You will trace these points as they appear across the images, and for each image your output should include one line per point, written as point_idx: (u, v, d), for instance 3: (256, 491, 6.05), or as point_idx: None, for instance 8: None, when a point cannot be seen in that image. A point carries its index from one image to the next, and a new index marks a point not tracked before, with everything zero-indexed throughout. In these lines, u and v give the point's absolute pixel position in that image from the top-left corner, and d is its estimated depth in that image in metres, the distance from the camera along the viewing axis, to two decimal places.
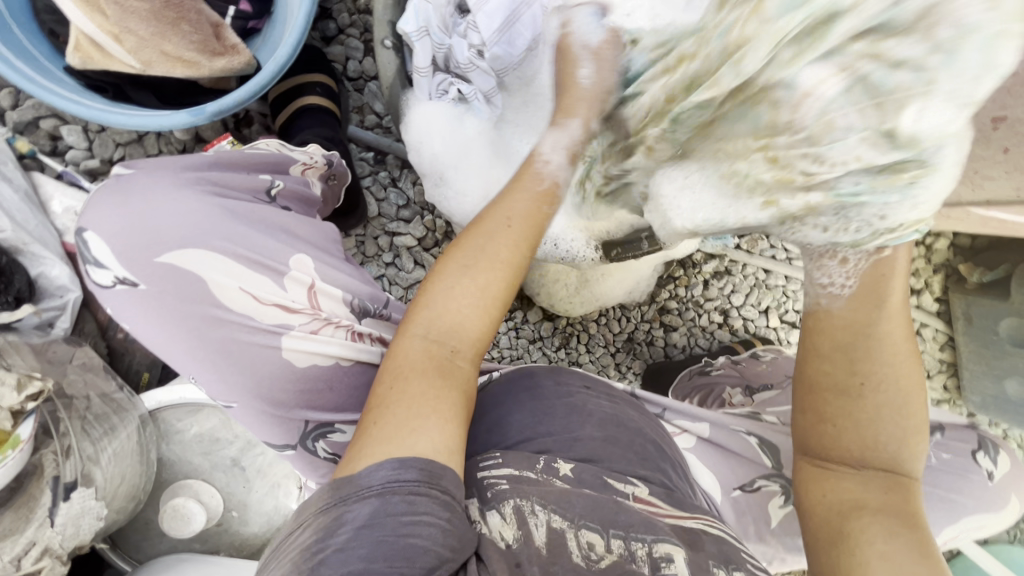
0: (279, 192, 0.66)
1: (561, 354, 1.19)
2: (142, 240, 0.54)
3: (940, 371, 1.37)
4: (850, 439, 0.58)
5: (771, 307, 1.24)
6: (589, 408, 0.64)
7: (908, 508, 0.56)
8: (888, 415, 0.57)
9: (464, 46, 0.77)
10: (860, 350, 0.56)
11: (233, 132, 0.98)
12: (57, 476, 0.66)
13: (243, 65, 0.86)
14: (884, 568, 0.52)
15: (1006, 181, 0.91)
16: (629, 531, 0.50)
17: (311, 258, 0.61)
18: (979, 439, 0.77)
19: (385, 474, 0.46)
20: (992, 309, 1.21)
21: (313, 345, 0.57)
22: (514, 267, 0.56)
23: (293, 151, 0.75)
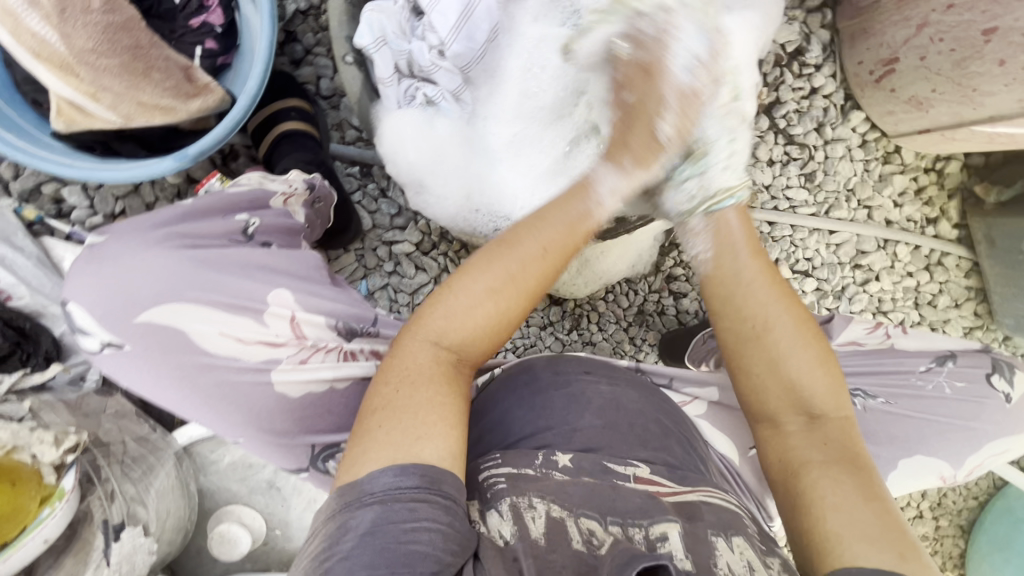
0: (255, 229, 0.69)
1: (574, 337, 1.19)
2: (120, 303, 0.57)
3: (967, 299, 1.32)
4: (775, 392, 0.65)
5: (780, 259, 1.22)
6: (587, 396, 0.70)
7: (847, 452, 0.62)
8: (790, 357, 0.65)
9: (425, 48, 0.77)
10: (747, 312, 0.67)
11: (221, 168, 1.01)
12: (105, 519, 0.71)
13: (217, 102, 0.89)
14: (838, 516, 0.57)
15: (1005, 95, 0.87)
16: (626, 517, 0.55)
17: (291, 291, 0.64)
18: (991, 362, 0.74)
19: (387, 481, 0.51)
20: (1015, 229, 1.16)
21: (305, 375, 0.63)
22: (535, 292, 0.64)
23: (272, 183, 0.79)
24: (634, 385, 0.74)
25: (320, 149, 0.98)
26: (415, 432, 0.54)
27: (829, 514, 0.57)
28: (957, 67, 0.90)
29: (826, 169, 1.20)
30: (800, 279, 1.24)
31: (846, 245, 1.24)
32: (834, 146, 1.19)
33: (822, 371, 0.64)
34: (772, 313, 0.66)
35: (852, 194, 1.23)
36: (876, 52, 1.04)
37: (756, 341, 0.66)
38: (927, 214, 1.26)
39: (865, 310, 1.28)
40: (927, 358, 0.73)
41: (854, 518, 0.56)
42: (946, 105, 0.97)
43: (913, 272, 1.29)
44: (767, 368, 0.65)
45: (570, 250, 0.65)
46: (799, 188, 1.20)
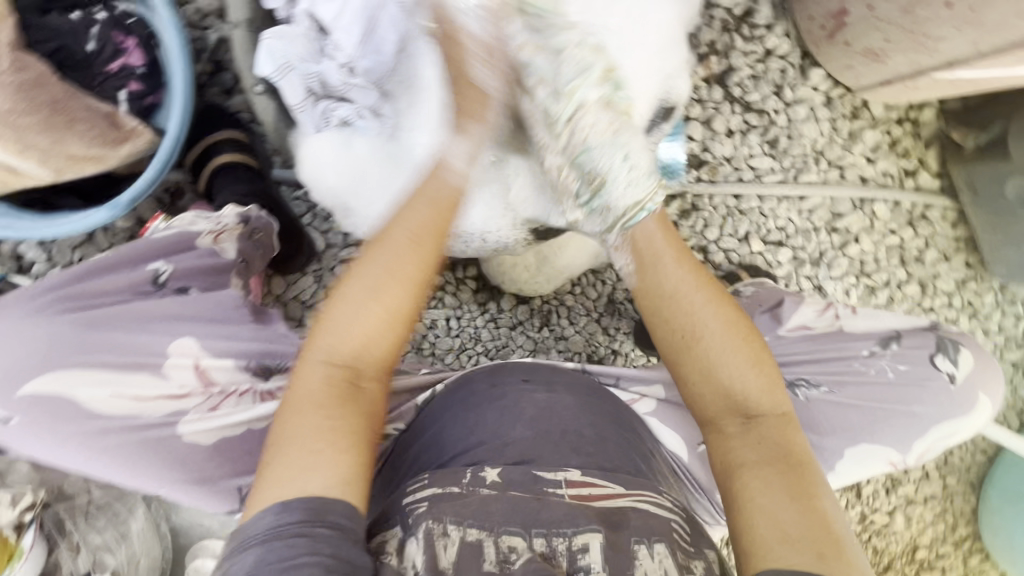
0: (168, 277, 0.73)
1: (545, 333, 1.18)
2: (8, 377, 0.63)
3: (956, 250, 1.26)
4: (710, 394, 0.65)
5: (750, 232, 1.18)
6: (520, 408, 0.71)
7: (783, 457, 0.62)
8: (724, 358, 0.65)
9: (335, 68, 0.76)
10: (680, 320, 0.67)
11: (168, 207, 1.01)
12: (74, 570, 0.75)
13: (148, 144, 0.89)
14: (768, 523, 0.58)
15: (959, 39, 0.82)
16: (551, 529, 0.58)
17: (197, 339, 0.70)
18: (937, 342, 0.74)
19: (269, 520, 0.51)
20: (995, 173, 1.09)
21: (217, 421, 0.69)
22: (415, 286, 0.62)
23: (202, 221, 0.79)
24: (573, 391, 0.75)
25: (257, 178, 0.97)
26: (310, 465, 0.54)
27: (758, 517, 0.58)
28: (906, 13, 0.85)
29: (789, 133, 1.15)
30: (773, 250, 1.19)
31: (818, 209, 1.20)
32: (795, 109, 1.14)
33: (754, 371, 0.65)
34: (703, 313, 0.67)
35: (821, 154, 1.17)
36: (825, 6, 0.98)
37: (692, 343, 0.66)
38: (904, 167, 1.20)
39: (846, 273, 1.23)
40: (871, 341, 0.74)
41: (782, 523, 0.57)
42: (902, 54, 0.92)
43: (896, 230, 1.24)
44: (703, 367, 0.66)
45: (442, 223, 0.66)
46: (763, 156, 1.15)
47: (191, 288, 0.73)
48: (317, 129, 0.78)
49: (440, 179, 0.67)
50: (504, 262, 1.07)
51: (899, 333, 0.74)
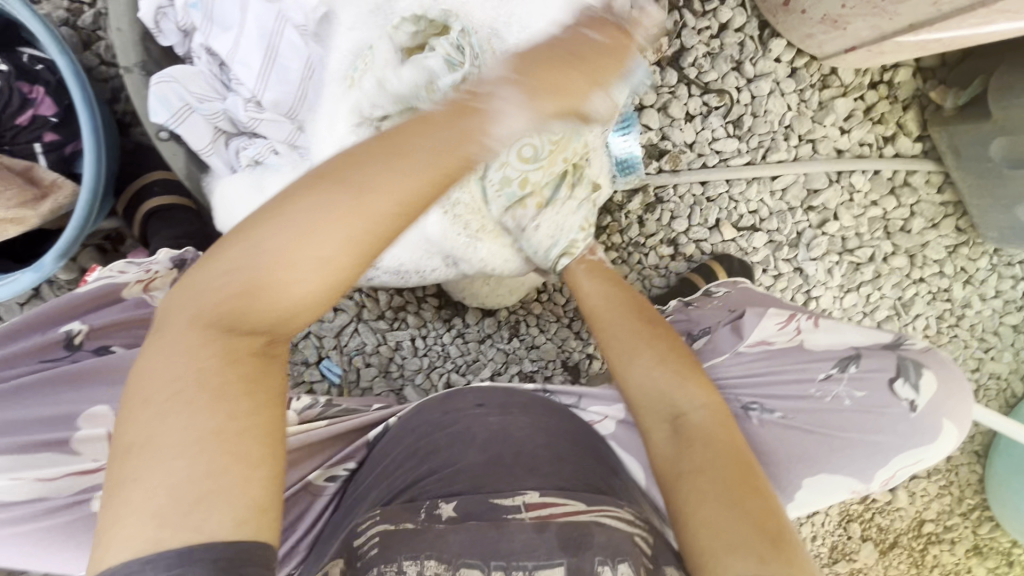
0: (84, 336, 0.72)
1: (516, 344, 1.14)
2: None
3: (944, 216, 1.19)
4: (647, 399, 0.72)
5: (721, 219, 1.12)
6: (472, 434, 0.70)
7: (726, 467, 0.63)
8: (661, 378, 0.72)
9: (240, 104, 0.72)
10: (612, 339, 0.77)
11: (112, 254, 0.98)
12: None
13: (71, 197, 0.85)
14: (709, 534, 0.58)
15: (918, 1, 0.74)
16: (511, 561, 0.57)
17: (110, 407, 0.67)
18: (898, 365, 0.69)
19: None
20: (977, 134, 1.01)
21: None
22: (383, 234, 0.46)
23: (130, 268, 0.78)
24: (525, 410, 0.74)
25: (191, 219, 0.93)
26: (191, 489, 0.40)
27: (702, 523, 0.59)
28: None
29: (754, 110, 1.08)
30: (748, 235, 1.14)
31: (792, 188, 1.12)
32: (759, 84, 1.06)
33: (685, 386, 0.70)
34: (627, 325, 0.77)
35: (791, 129, 1.10)
36: None
37: (622, 357, 0.75)
38: (881, 134, 1.12)
39: (827, 253, 1.17)
40: (829, 363, 0.71)
41: (721, 530, 0.58)
42: (862, 20, 0.84)
43: (877, 201, 1.16)
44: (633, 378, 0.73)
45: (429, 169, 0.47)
46: (728, 138, 1.08)
47: (111, 347, 0.72)
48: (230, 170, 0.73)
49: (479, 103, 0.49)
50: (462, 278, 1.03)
51: (857, 354, 0.70)
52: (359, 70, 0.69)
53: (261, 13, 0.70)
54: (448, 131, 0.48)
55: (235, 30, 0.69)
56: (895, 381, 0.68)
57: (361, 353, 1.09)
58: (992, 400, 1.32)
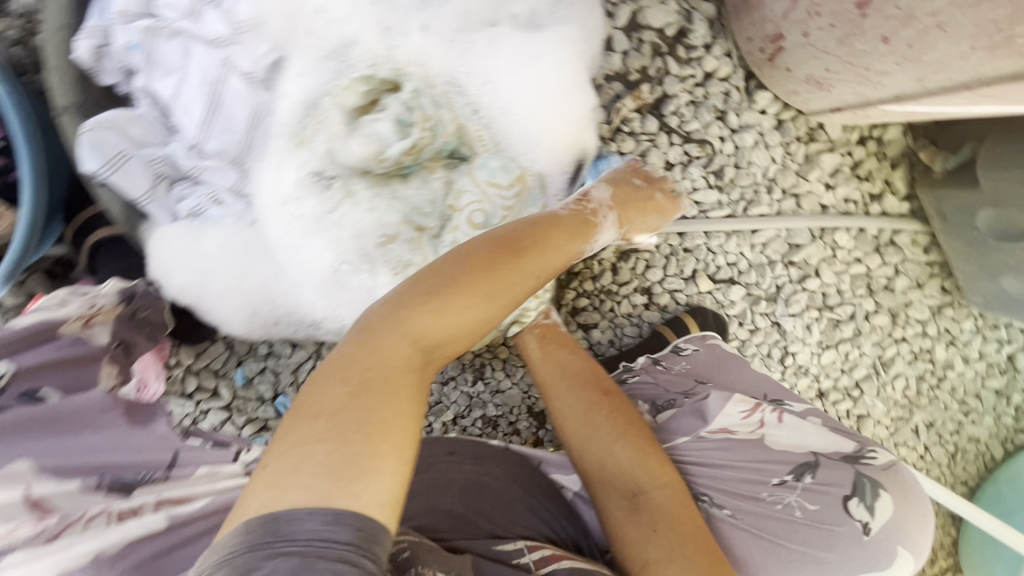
0: (8, 378, 0.57)
1: (480, 387, 1.11)
2: None
3: (930, 277, 1.16)
4: (596, 472, 0.68)
5: (697, 271, 1.09)
6: (449, 480, 0.74)
7: (695, 544, 0.61)
8: (610, 442, 0.69)
9: (179, 149, 0.83)
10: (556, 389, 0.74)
11: (61, 279, 0.95)
12: None
13: (10, 227, 0.81)
14: None
15: (902, 74, 0.70)
16: None
17: (34, 463, 0.53)
18: (855, 481, 0.63)
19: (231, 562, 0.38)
20: (965, 202, 0.97)
21: (52, 556, 0.49)
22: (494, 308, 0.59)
23: (67, 302, 0.72)
24: (497, 461, 0.79)
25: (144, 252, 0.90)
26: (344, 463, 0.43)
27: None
28: (842, 45, 0.73)
29: (736, 162, 1.04)
30: (725, 288, 1.10)
31: (773, 242, 1.09)
32: (742, 135, 1.03)
33: (635, 451, 0.68)
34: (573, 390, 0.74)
35: (774, 183, 1.06)
36: (761, 28, 0.86)
37: (569, 429, 0.72)
38: (868, 191, 1.09)
39: (806, 309, 1.14)
40: (786, 468, 0.66)
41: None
42: (846, 85, 0.80)
43: (861, 257, 1.13)
44: (579, 451, 0.70)
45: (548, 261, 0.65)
46: (708, 189, 1.05)
47: (42, 389, 0.59)
48: (169, 217, 0.82)
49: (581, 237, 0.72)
50: None
51: (814, 463, 0.65)
52: (311, 128, 0.79)
53: (202, 58, 0.80)
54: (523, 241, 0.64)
55: (177, 74, 0.80)
56: (849, 500, 0.62)
57: None
58: (972, 464, 1.28)
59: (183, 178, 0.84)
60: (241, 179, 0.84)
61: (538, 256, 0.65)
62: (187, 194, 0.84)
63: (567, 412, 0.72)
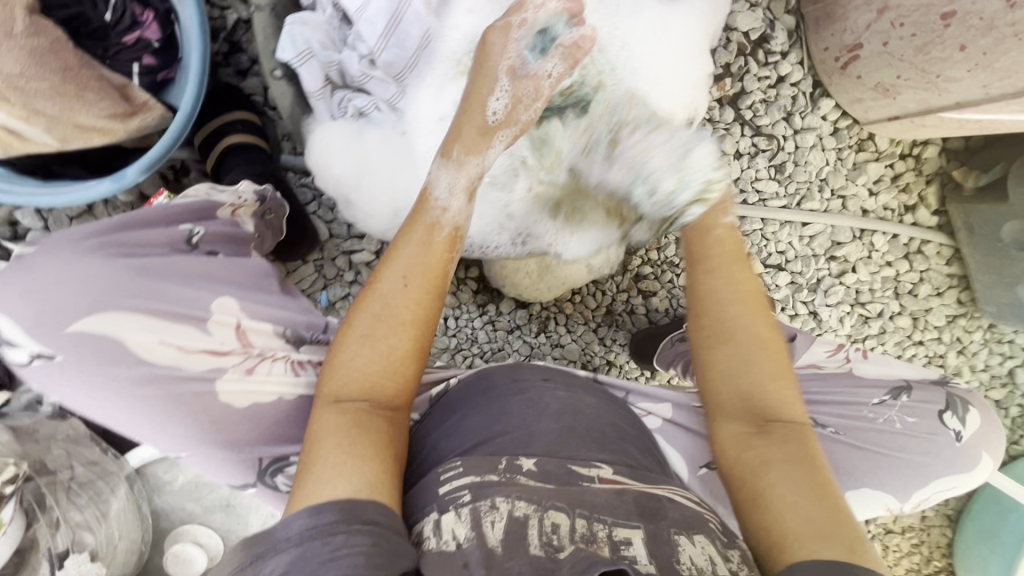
0: (200, 239, 0.67)
1: (542, 339, 1.19)
2: (53, 311, 0.53)
3: (951, 287, 1.28)
4: (734, 391, 0.68)
5: (752, 254, 1.19)
6: (544, 402, 0.76)
7: (811, 460, 0.62)
8: (755, 359, 0.68)
9: (355, 58, 0.76)
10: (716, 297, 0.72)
11: (172, 184, 1.00)
12: (50, 547, 0.69)
13: (159, 120, 0.88)
14: (794, 519, 0.58)
15: (971, 81, 0.83)
16: (592, 514, 0.61)
17: (237, 302, 0.63)
18: (946, 399, 0.76)
19: (301, 523, 0.51)
20: (991, 214, 1.12)
21: (251, 386, 0.61)
22: (417, 321, 0.61)
23: (221, 194, 0.79)
24: (590, 392, 0.80)
25: (267, 162, 0.96)
26: (342, 472, 0.55)
27: (784, 513, 0.58)
28: (919, 53, 0.86)
29: (796, 160, 1.16)
30: (773, 273, 1.21)
31: (818, 237, 1.21)
32: (804, 136, 1.15)
33: (775, 376, 0.68)
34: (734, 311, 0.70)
35: (825, 183, 1.19)
36: (840, 38, 0.99)
37: (716, 347, 0.70)
38: (904, 202, 1.22)
39: (841, 302, 1.25)
40: (882, 390, 0.76)
41: (803, 516, 0.57)
42: (913, 91, 0.93)
43: (891, 262, 1.25)
44: (723, 370, 0.69)
45: (440, 264, 0.63)
46: (769, 180, 1.16)
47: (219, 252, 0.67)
48: (333, 118, 0.78)
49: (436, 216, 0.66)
50: (507, 265, 1.06)
51: (908, 385, 0.76)
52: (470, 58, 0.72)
53: None
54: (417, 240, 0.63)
55: None
56: (943, 412, 0.74)
57: None
58: None
59: (350, 86, 0.78)
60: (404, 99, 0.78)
61: (438, 257, 0.63)
62: (350, 101, 0.78)
63: (728, 331, 0.69)
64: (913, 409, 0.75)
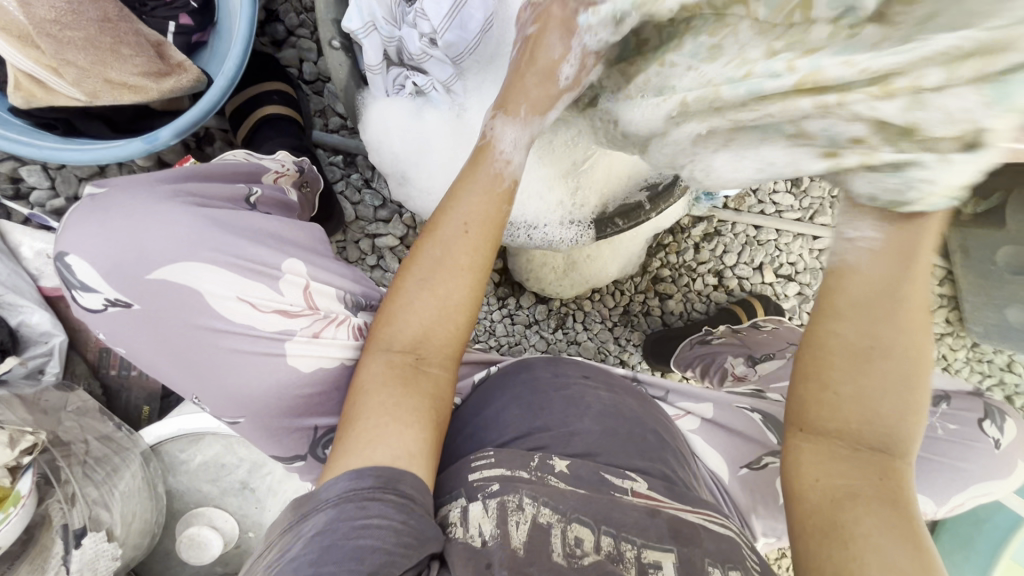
0: (257, 200, 0.67)
1: (559, 335, 1.18)
2: (131, 258, 0.53)
3: (941, 307, 1.33)
4: (838, 410, 0.52)
5: (765, 264, 1.23)
6: (586, 401, 0.70)
7: (903, 496, 0.51)
8: (895, 382, 0.51)
9: (415, 35, 0.75)
10: (875, 310, 0.51)
11: (195, 151, 0.98)
12: (65, 523, 0.65)
13: (192, 83, 0.84)
14: (881, 570, 0.47)
15: None
16: (621, 531, 0.56)
17: (306, 264, 0.61)
18: (985, 408, 0.83)
19: (342, 485, 0.50)
20: (988, 239, 1.17)
21: (319, 349, 0.59)
22: (475, 269, 0.58)
23: (262, 159, 0.75)
24: (632, 395, 0.75)
25: (302, 134, 0.95)
26: (382, 432, 0.54)
27: (867, 551, 0.48)
28: None
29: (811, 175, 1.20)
30: (784, 283, 1.24)
31: (827, 251, 1.24)
32: None
33: (908, 393, 0.52)
34: (880, 340, 0.51)
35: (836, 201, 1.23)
36: None
37: (841, 365, 0.52)
38: None
39: None
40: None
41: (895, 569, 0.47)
42: None
43: None
44: (847, 391, 0.52)
45: (499, 217, 0.59)
46: (785, 193, 1.20)
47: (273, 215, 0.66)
48: (388, 93, 0.82)
49: (495, 169, 0.60)
50: (534, 259, 1.06)
51: (947, 394, 0.84)
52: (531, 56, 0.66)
53: None
54: (476, 192, 0.59)
55: None
56: (982, 421, 0.81)
57: None
58: None
59: (406, 63, 0.80)
60: (461, 81, 0.79)
61: (496, 210, 0.59)
62: (408, 79, 0.81)
63: (863, 349, 0.51)
64: (952, 416, 0.82)
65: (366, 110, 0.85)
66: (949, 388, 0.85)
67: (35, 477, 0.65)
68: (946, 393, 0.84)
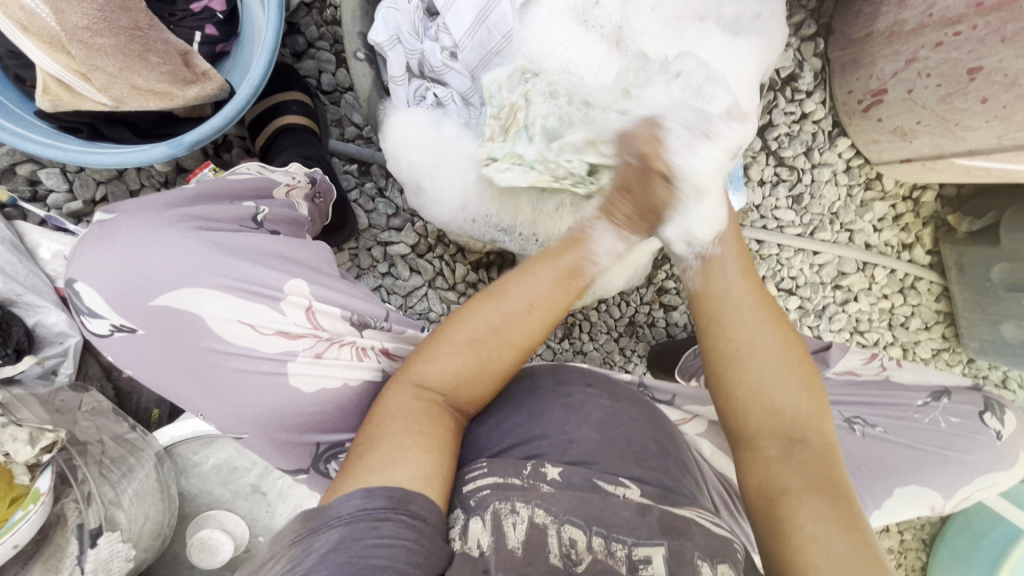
0: (264, 218, 0.67)
1: (565, 345, 1.20)
2: (134, 285, 0.54)
3: (937, 322, 1.30)
4: (755, 417, 0.63)
5: (767, 277, 1.24)
6: (586, 410, 0.66)
7: (832, 481, 0.59)
8: (772, 378, 0.63)
9: (437, 49, 0.82)
10: (726, 315, 0.65)
11: (213, 159, 1.01)
12: (80, 523, 0.68)
13: (215, 91, 0.86)
14: (818, 550, 0.54)
15: (986, 130, 0.91)
16: (611, 531, 0.54)
17: (309, 285, 0.62)
18: (985, 402, 0.88)
19: (355, 503, 0.49)
20: (983, 257, 1.15)
21: (320, 371, 0.60)
22: (522, 348, 0.63)
23: (274, 173, 0.75)
24: (637, 403, 0.70)
25: (318, 145, 0.97)
26: (397, 455, 0.54)
27: (806, 540, 0.55)
28: (942, 102, 0.92)
29: (812, 192, 1.20)
30: (785, 296, 1.25)
31: (828, 266, 1.24)
32: (821, 170, 1.19)
33: (805, 393, 0.63)
34: (758, 341, 0.64)
35: (836, 217, 1.22)
36: (866, 83, 1.05)
37: (736, 366, 0.64)
38: (902, 240, 1.25)
39: (843, 329, 1.29)
40: (924, 392, 0.87)
41: (827, 546, 0.54)
42: (929, 137, 0.99)
43: (888, 295, 1.28)
44: (749, 390, 0.63)
45: (564, 304, 0.64)
46: (787, 209, 1.21)
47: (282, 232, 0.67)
48: (409, 104, 0.86)
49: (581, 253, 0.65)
50: None
51: (948, 390, 0.87)
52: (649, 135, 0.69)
53: None
54: (551, 280, 0.63)
55: None
56: (983, 413, 0.86)
57: (426, 317, 1.07)
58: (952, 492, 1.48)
59: (427, 76, 0.86)
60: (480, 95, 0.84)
61: (564, 298, 0.64)
62: (428, 90, 0.87)
63: (747, 348, 0.64)
64: (953, 408, 0.85)
65: (388, 119, 0.87)
66: (948, 383, 0.88)
67: (53, 476, 0.67)
68: (945, 388, 0.87)
